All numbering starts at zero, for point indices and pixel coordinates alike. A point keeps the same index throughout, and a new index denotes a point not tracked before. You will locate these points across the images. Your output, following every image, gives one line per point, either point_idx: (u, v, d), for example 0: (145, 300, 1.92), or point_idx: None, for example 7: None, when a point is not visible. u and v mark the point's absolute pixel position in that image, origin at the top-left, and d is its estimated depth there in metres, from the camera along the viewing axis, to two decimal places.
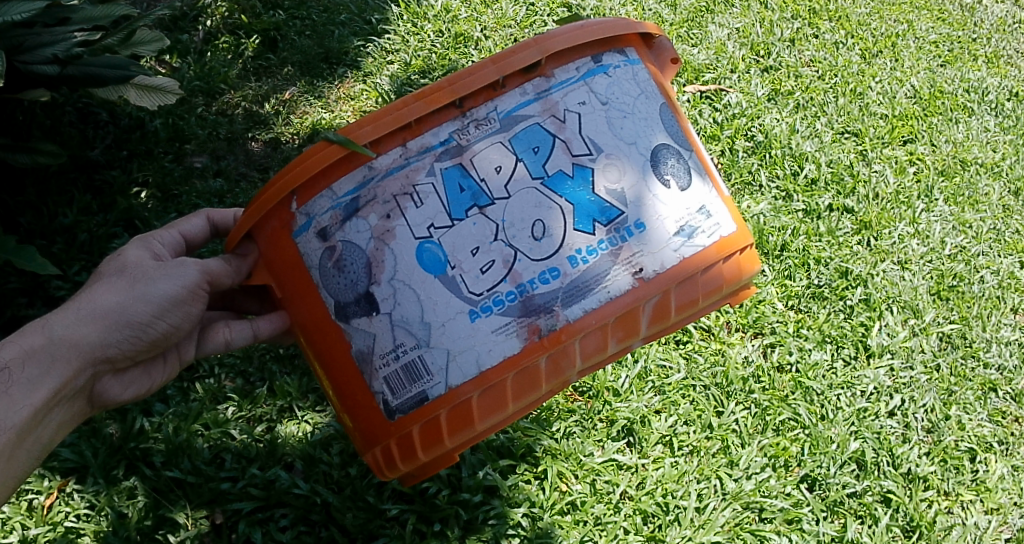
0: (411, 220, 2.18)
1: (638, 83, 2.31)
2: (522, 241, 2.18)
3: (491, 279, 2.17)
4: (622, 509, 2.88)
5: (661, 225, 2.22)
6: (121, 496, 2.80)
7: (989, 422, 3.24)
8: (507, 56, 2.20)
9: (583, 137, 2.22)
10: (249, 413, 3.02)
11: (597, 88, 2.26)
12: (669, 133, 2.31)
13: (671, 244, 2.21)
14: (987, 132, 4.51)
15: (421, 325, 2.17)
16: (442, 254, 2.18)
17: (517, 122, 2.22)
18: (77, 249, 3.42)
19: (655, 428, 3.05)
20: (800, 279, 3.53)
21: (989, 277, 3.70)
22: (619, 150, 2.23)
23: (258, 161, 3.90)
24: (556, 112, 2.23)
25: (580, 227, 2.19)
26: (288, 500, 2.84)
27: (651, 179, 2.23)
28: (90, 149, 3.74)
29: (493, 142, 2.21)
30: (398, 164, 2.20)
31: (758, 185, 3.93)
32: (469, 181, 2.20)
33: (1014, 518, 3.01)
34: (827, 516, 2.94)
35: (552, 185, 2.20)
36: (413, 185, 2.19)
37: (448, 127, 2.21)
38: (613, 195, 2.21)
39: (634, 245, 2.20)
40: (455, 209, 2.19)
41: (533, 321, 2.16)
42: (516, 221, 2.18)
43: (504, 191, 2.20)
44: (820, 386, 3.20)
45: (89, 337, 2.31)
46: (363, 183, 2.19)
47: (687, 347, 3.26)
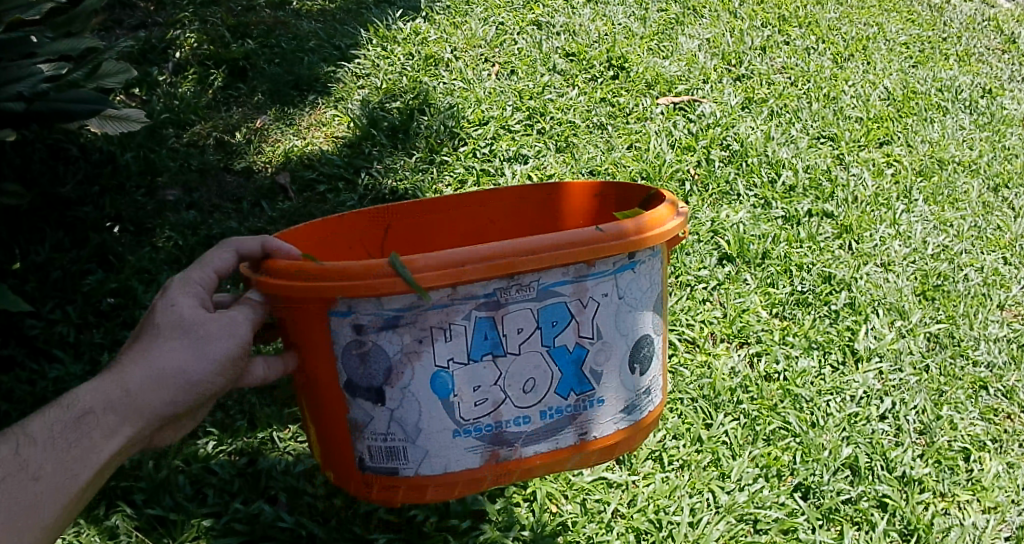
0: (438, 350, 1.99)
1: (652, 281, 2.16)
2: (516, 390, 2.05)
3: (480, 410, 2.05)
4: (615, 528, 2.80)
5: (617, 404, 2.16)
6: (102, 536, 2.75)
7: (981, 420, 3.15)
8: (567, 252, 1.99)
9: (594, 323, 2.07)
10: (229, 446, 3.07)
11: (622, 285, 2.09)
12: (655, 321, 2.20)
13: (617, 418, 2.17)
14: (963, 130, 4.50)
15: (414, 427, 2.04)
16: (453, 383, 2.02)
17: (549, 297, 2.02)
18: (50, 287, 3.34)
19: (645, 443, 3.03)
20: (783, 286, 3.54)
21: (973, 275, 3.65)
22: (612, 339, 2.11)
23: (231, 191, 3.85)
24: (583, 298, 2.04)
25: (560, 376, 2.07)
26: (273, 535, 2.78)
27: (625, 360, 2.14)
28: (61, 186, 3.65)
29: (526, 307, 2.01)
30: (443, 301, 1.96)
31: (736, 194, 3.92)
32: (494, 330, 2.00)
33: (1012, 516, 2.84)
34: (823, 524, 2.84)
35: (559, 355, 2.06)
36: (451, 322, 1.98)
37: (496, 282, 1.97)
38: (596, 374, 2.11)
39: (591, 416, 2.13)
40: (478, 348, 2.01)
41: (496, 447, 2.08)
42: (516, 372, 2.04)
43: (519, 347, 2.03)
44: (808, 393, 3.19)
45: (150, 399, 1.87)
46: (412, 307, 1.96)
47: (674, 360, 3.29)
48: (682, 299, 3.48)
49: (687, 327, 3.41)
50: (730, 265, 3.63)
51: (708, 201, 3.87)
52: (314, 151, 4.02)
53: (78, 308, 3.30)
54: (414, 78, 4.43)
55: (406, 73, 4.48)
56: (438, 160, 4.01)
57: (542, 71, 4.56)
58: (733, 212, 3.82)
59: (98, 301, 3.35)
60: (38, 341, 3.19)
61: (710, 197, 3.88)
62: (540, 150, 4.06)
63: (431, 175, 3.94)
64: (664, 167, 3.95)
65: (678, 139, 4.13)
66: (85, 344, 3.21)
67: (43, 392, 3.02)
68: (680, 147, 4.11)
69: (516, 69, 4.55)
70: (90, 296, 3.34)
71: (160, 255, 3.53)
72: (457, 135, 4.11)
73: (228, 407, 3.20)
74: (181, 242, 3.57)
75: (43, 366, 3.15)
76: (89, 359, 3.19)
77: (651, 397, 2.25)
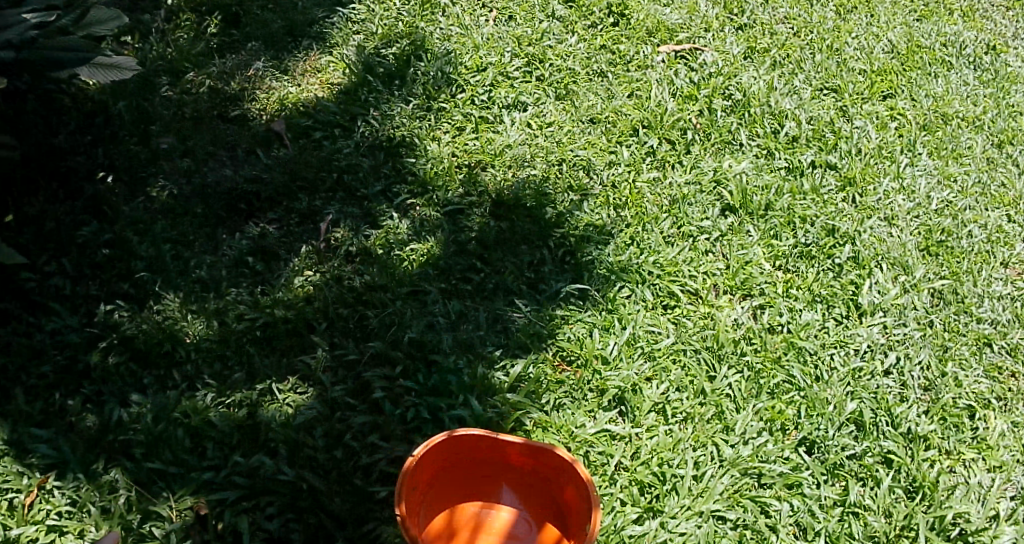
0: None
1: None
2: None
3: None
4: (617, 480, 3.05)
5: None
6: (102, 491, 2.99)
7: (985, 378, 3.25)
8: None
9: None
10: (228, 400, 3.22)
11: None
12: None
13: None
14: (967, 86, 4.44)
15: None
16: None
17: None
18: (44, 238, 3.43)
19: (646, 396, 3.25)
20: (786, 238, 3.67)
21: (977, 232, 3.71)
22: None
23: (226, 139, 3.87)
24: None
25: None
26: (274, 488, 3.02)
27: None
28: (53, 135, 3.66)
29: None
30: None
31: (738, 143, 4.01)
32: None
33: (1017, 475, 3.02)
34: (827, 480, 3.03)
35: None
36: None
37: None
38: None
39: None
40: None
41: None
42: None
43: None
44: (813, 346, 3.33)
45: None
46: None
47: (676, 312, 3.51)
48: (685, 251, 3.67)
49: (691, 279, 3.60)
50: (732, 217, 3.77)
51: (709, 151, 3.98)
52: (310, 99, 4.03)
53: (73, 261, 3.42)
54: (410, 24, 4.35)
55: (402, 18, 4.39)
56: (435, 107, 4.08)
57: (541, 17, 4.48)
58: (736, 162, 3.93)
59: (93, 252, 3.46)
60: (35, 295, 3.33)
61: (712, 146, 4.00)
62: (539, 98, 4.15)
63: (428, 122, 4.02)
64: (667, 116, 4.07)
65: (680, 89, 4.19)
66: (82, 297, 3.37)
67: (42, 345, 3.24)
68: (682, 97, 4.18)
69: (514, 15, 4.47)
70: (85, 247, 3.45)
71: (156, 206, 3.61)
72: (454, 81, 4.15)
73: (227, 357, 3.32)
74: (176, 192, 3.67)
75: (41, 320, 3.31)
76: (86, 311, 3.37)
77: None
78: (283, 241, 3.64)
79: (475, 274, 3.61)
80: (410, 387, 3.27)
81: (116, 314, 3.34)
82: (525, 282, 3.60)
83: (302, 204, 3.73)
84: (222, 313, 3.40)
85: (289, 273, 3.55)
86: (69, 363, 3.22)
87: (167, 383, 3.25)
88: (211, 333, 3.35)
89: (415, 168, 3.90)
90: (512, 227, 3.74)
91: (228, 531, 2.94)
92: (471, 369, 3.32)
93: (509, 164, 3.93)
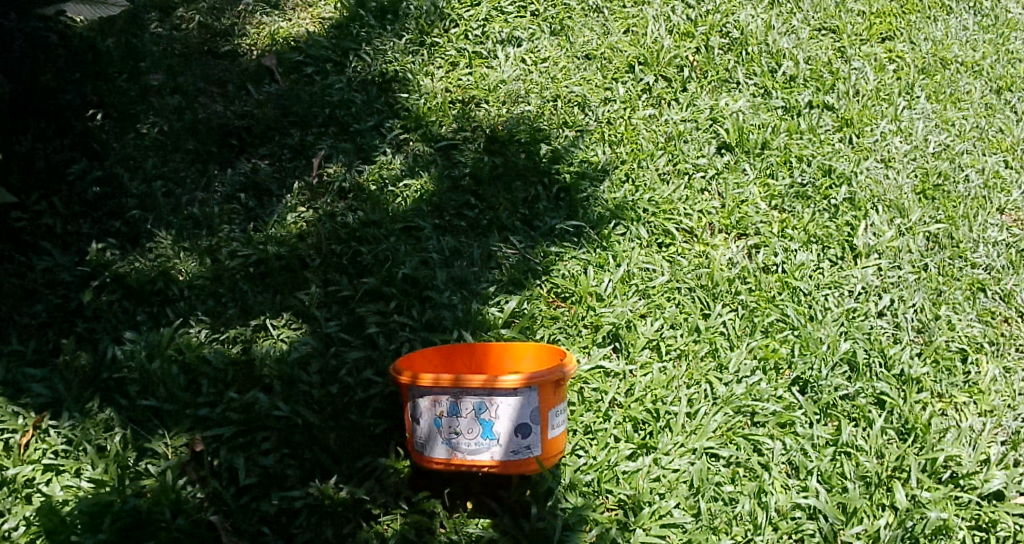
0: (426, 409, 2.62)
1: (548, 407, 2.61)
2: (461, 438, 2.60)
3: (446, 444, 2.62)
4: (612, 417, 3.08)
5: (517, 456, 2.61)
6: (98, 429, 2.91)
7: (978, 322, 3.33)
8: (475, 382, 2.55)
9: (503, 419, 2.57)
10: (222, 336, 3.16)
11: (519, 401, 2.56)
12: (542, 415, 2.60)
13: (516, 452, 2.61)
14: (967, 31, 4.52)
15: (424, 440, 2.65)
16: (435, 424, 2.61)
17: (472, 399, 2.57)
18: (34, 177, 3.36)
19: (641, 333, 3.28)
20: (782, 177, 3.75)
21: (974, 176, 3.79)
22: (513, 425, 2.58)
23: (215, 75, 3.89)
24: (494, 404, 2.56)
25: (486, 434, 2.58)
26: (269, 424, 2.96)
27: (522, 433, 2.59)
28: (42, 73, 3.52)
29: (461, 398, 2.57)
30: (429, 393, 2.61)
31: (736, 81, 4.10)
32: (458, 406, 2.58)
33: (1009, 421, 3.06)
34: (820, 419, 3.10)
35: (486, 421, 2.58)
36: (431, 399, 2.61)
37: (449, 393, 2.58)
38: (503, 446, 2.60)
39: (501, 454, 2.60)
40: (449, 410, 2.59)
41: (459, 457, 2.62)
42: (463, 431, 2.59)
43: (465, 414, 2.58)
44: (807, 287, 3.41)
45: None
46: (420, 394, 2.63)
47: (670, 251, 3.54)
48: (680, 189, 3.71)
49: (685, 217, 3.64)
50: (729, 154, 3.85)
51: (707, 88, 4.07)
52: (299, 34, 4.10)
53: (64, 200, 3.37)
54: None
55: None
56: (428, 42, 4.17)
57: None
58: (733, 100, 4.01)
59: (83, 189, 3.40)
60: (26, 234, 3.28)
61: (710, 84, 4.08)
62: (534, 33, 4.24)
63: (421, 57, 4.09)
64: (663, 53, 4.16)
65: (676, 26, 4.30)
66: (73, 236, 3.32)
67: (35, 285, 3.18)
68: (679, 34, 4.28)
69: None
70: (75, 185, 3.40)
71: (145, 142, 3.60)
72: (447, 17, 4.27)
73: (220, 294, 3.27)
74: (166, 128, 3.64)
75: (31, 259, 3.26)
76: (77, 250, 3.32)
77: (531, 447, 2.61)
78: (275, 177, 3.61)
79: (469, 210, 3.60)
80: (404, 322, 3.22)
81: (108, 252, 3.28)
82: (520, 219, 3.59)
83: (293, 140, 3.73)
84: (215, 251, 3.36)
85: (281, 210, 3.51)
86: (60, 302, 3.18)
87: (160, 320, 3.20)
88: (204, 270, 3.30)
89: (407, 103, 3.91)
90: (507, 163, 3.72)
91: (224, 468, 2.88)
92: (465, 305, 3.28)
93: (504, 100, 3.94)
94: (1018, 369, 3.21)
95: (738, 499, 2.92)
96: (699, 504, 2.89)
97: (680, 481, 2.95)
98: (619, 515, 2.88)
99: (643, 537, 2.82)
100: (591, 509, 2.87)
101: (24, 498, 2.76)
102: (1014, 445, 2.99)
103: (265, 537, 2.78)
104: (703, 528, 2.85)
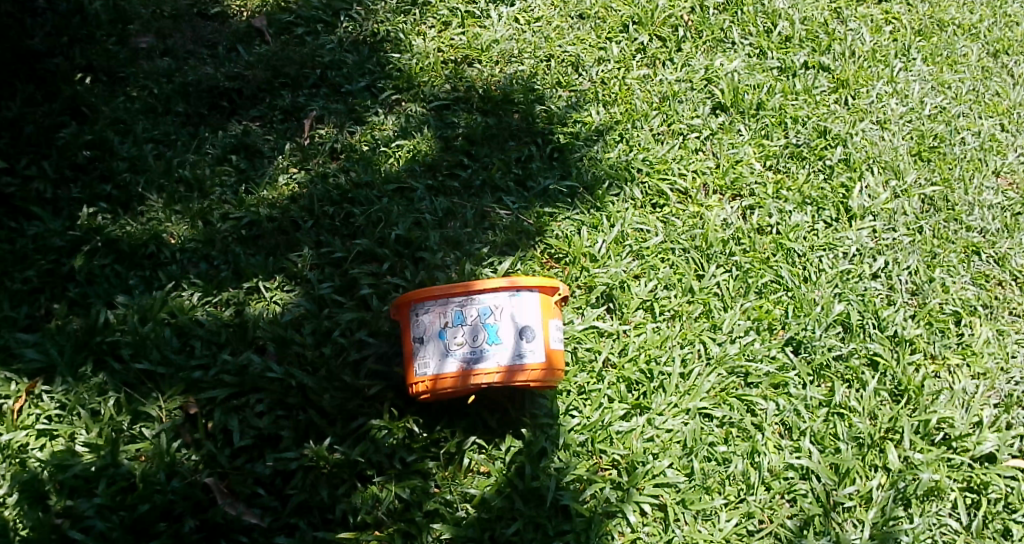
0: (434, 322, 2.78)
1: (547, 313, 2.83)
2: (470, 343, 2.75)
3: (456, 354, 2.75)
4: (606, 377, 3.09)
5: (525, 359, 2.76)
6: (91, 393, 2.91)
7: (972, 285, 3.36)
8: (480, 283, 2.77)
9: (509, 320, 2.77)
10: (215, 299, 3.15)
11: (521, 301, 2.79)
12: (543, 321, 2.81)
13: (524, 354, 2.76)
14: None
15: (432, 356, 2.77)
16: (444, 336, 2.76)
17: (478, 303, 2.77)
18: (24, 143, 3.36)
19: (635, 294, 3.28)
20: (778, 138, 3.74)
21: (970, 139, 3.80)
22: (519, 328, 2.77)
23: (205, 37, 3.84)
24: (499, 306, 2.77)
25: (493, 337, 2.75)
26: (263, 385, 2.96)
27: (527, 337, 2.77)
28: (28, 40, 3.63)
29: (467, 304, 2.78)
30: (436, 305, 2.79)
31: (731, 42, 4.09)
32: (463, 314, 2.77)
33: (1001, 384, 3.14)
34: (814, 380, 3.12)
35: (491, 325, 2.76)
36: (437, 311, 2.78)
37: (455, 301, 2.78)
38: (511, 349, 2.75)
39: (510, 357, 2.75)
40: (455, 319, 2.77)
41: (470, 365, 2.74)
42: (472, 336, 2.75)
43: (472, 321, 2.76)
44: (801, 248, 3.41)
45: None
46: (427, 309, 2.80)
47: (664, 212, 3.53)
48: (675, 149, 3.69)
49: (679, 177, 3.62)
50: (723, 115, 3.83)
51: (703, 49, 4.05)
52: None
53: (54, 164, 3.34)
54: None
55: None
56: (421, 2, 4.08)
57: None
58: (728, 61, 4.00)
59: (73, 153, 3.38)
60: (16, 199, 3.24)
61: (705, 45, 4.07)
62: None
63: (413, 17, 4.01)
64: (658, 12, 4.12)
65: None
66: (63, 200, 3.29)
67: (25, 250, 3.14)
68: None
69: None
70: (65, 149, 3.37)
71: (136, 105, 3.56)
72: None
73: (212, 256, 3.25)
74: (156, 91, 3.60)
75: (23, 225, 3.23)
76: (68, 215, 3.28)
77: (537, 352, 2.77)
78: (266, 139, 3.56)
79: (462, 170, 3.57)
80: (397, 284, 3.22)
81: (99, 217, 3.26)
82: (513, 179, 3.56)
83: (284, 101, 3.67)
84: (206, 213, 3.33)
85: (273, 171, 3.47)
86: (52, 267, 3.13)
87: (153, 284, 3.16)
88: (196, 234, 3.28)
89: (400, 63, 3.86)
90: (499, 123, 3.69)
91: (218, 430, 2.88)
92: (459, 266, 3.29)
93: (496, 60, 3.91)
94: (1012, 332, 3.25)
95: (732, 459, 2.95)
96: (693, 464, 2.93)
97: (673, 441, 2.98)
98: (613, 474, 2.92)
99: (638, 496, 2.86)
100: (584, 469, 2.92)
101: (18, 463, 2.77)
102: (1005, 408, 3.07)
103: (261, 499, 2.79)
104: (697, 488, 2.89)
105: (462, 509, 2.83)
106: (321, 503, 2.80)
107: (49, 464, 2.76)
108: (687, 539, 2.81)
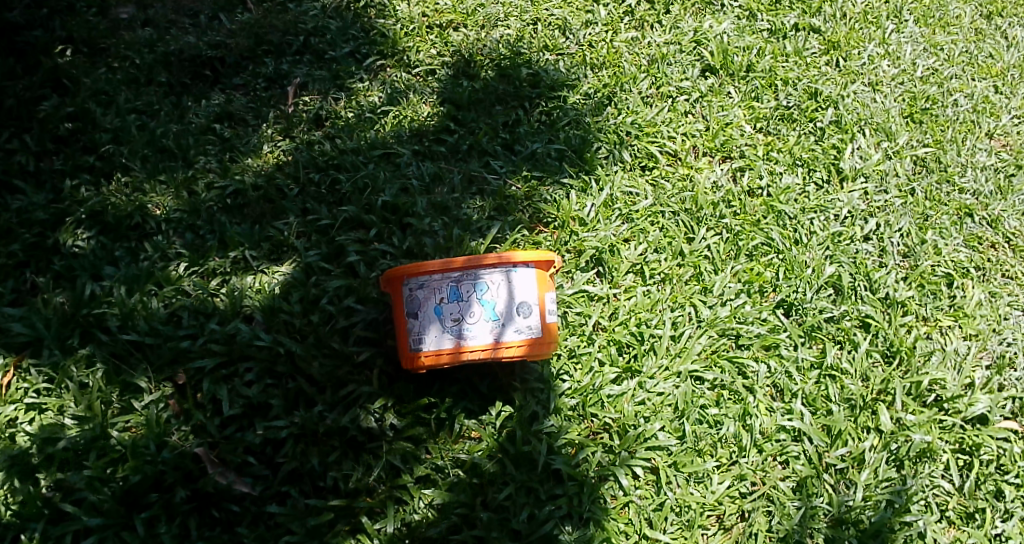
0: (428, 299, 2.77)
1: (542, 287, 2.83)
2: (466, 320, 2.76)
3: (453, 330, 2.76)
4: (596, 340, 3.09)
5: (522, 335, 2.77)
6: (79, 366, 2.88)
7: (965, 247, 3.38)
8: (476, 259, 2.76)
9: (506, 297, 2.77)
10: (200, 268, 3.11)
11: (517, 277, 2.79)
12: (539, 297, 2.81)
13: (521, 332, 2.77)
14: None
15: (427, 332, 2.77)
16: (439, 313, 2.76)
17: (474, 280, 2.77)
18: (5, 115, 3.32)
19: (625, 258, 3.27)
20: (767, 100, 3.73)
21: (963, 101, 3.80)
22: (515, 305, 2.77)
23: (188, 6, 3.79)
24: (494, 282, 2.78)
25: (490, 313, 2.76)
26: (251, 354, 2.93)
27: (524, 313, 2.78)
28: (8, 11, 3.60)
29: (462, 280, 2.77)
30: (430, 281, 2.77)
31: (720, 4, 4.06)
32: (459, 290, 2.77)
33: (993, 344, 3.17)
34: (804, 341, 3.14)
35: (487, 302, 2.76)
36: (431, 287, 2.77)
37: (449, 277, 2.77)
38: (508, 326, 2.77)
39: (507, 334, 2.77)
40: (450, 295, 2.77)
41: (466, 343, 2.76)
42: (468, 313, 2.76)
43: (468, 297, 2.77)
44: (792, 211, 3.41)
45: None
46: (420, 285, 2.78)
47: (654, 175, 3.51)
48: (664, 112, 3.67)
49: (669, 140, 3.60)
50: (713, 77, 3.82)
51: (692, 11, 4.02)
52: None
53: (36, 137, 3.29)
54: None
55: None
56: None
57: None
58: (717, 23, 3.98)
59: (55, 125, 3.34)
60: None
61: (694, 7, 4.03)
62: None
63: None
64: None
65: None
66: (45, 173, 3.25)
67: (9, 224, 3.08)
68: None
69: None
70: (47, 121, 3.33)
71: (118, 76, 3.52)
72: None
73: (197, 226, 3.20)
74: (138, 61, 3.56)
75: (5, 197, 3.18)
76: (51, 187, 3.24)
77: (533, 328, 2.78)
78: (250, 107, 3.51)
79: (448, 135, 3.52)
80: (384, 250, 3.19)
81: (82, 188, 3.22)
82: (500, 143, 3.52)
83: (268, 68, 3.62)
84: (190, 183, 3.28)
85: (257, 139, 3.43)
86: (36, 240, 3.08)
87: (138, 255, 3.12)
88: (180, 204, 3.23)
89: (385, 29, 3.81)
90: (486, 87, 3.65)
91: (208, 400, 2.86)
92: (447, 231, 3.25)
93: (482, 24, 3.87)
94: (1004, 294, 3.28)
95: (723, 422, 2.97)
96: (684, 426, 2.94)
97: (664, 404, 2.99)
98: (604, 438, 2.93)
99: (629, 459, 2.88)
100: (576, 433, 2.93)
101: (8, 437, 2.75)
102: (997, 369, 3.11)
103: (251, 467, 2.77)
104: (688, 451, 2.91)
105: (454, 474, 2.83)
106: (312, 471, 2.79)
107: (40, 438, 2.75)
108: (680, 502, 2.83)
